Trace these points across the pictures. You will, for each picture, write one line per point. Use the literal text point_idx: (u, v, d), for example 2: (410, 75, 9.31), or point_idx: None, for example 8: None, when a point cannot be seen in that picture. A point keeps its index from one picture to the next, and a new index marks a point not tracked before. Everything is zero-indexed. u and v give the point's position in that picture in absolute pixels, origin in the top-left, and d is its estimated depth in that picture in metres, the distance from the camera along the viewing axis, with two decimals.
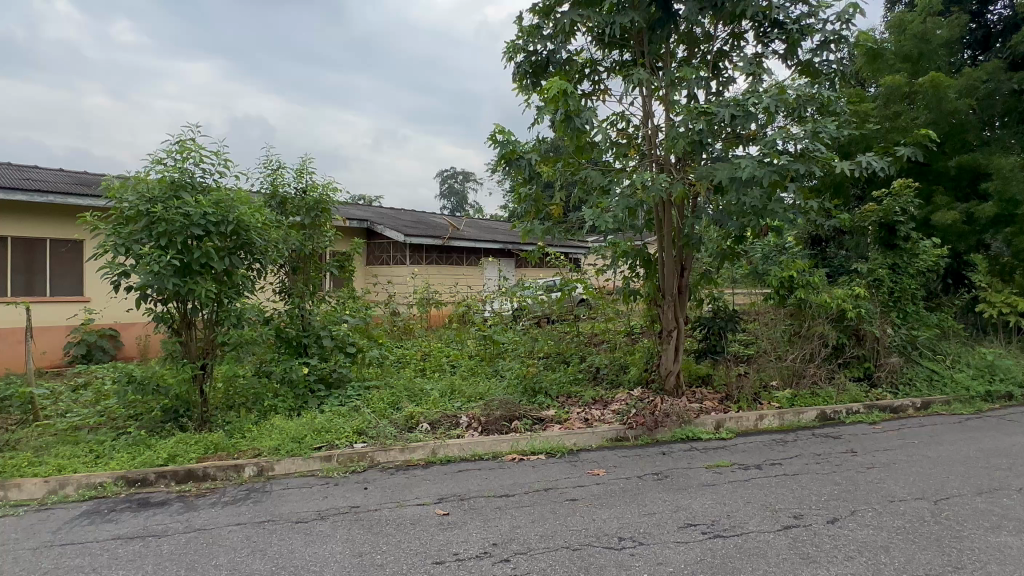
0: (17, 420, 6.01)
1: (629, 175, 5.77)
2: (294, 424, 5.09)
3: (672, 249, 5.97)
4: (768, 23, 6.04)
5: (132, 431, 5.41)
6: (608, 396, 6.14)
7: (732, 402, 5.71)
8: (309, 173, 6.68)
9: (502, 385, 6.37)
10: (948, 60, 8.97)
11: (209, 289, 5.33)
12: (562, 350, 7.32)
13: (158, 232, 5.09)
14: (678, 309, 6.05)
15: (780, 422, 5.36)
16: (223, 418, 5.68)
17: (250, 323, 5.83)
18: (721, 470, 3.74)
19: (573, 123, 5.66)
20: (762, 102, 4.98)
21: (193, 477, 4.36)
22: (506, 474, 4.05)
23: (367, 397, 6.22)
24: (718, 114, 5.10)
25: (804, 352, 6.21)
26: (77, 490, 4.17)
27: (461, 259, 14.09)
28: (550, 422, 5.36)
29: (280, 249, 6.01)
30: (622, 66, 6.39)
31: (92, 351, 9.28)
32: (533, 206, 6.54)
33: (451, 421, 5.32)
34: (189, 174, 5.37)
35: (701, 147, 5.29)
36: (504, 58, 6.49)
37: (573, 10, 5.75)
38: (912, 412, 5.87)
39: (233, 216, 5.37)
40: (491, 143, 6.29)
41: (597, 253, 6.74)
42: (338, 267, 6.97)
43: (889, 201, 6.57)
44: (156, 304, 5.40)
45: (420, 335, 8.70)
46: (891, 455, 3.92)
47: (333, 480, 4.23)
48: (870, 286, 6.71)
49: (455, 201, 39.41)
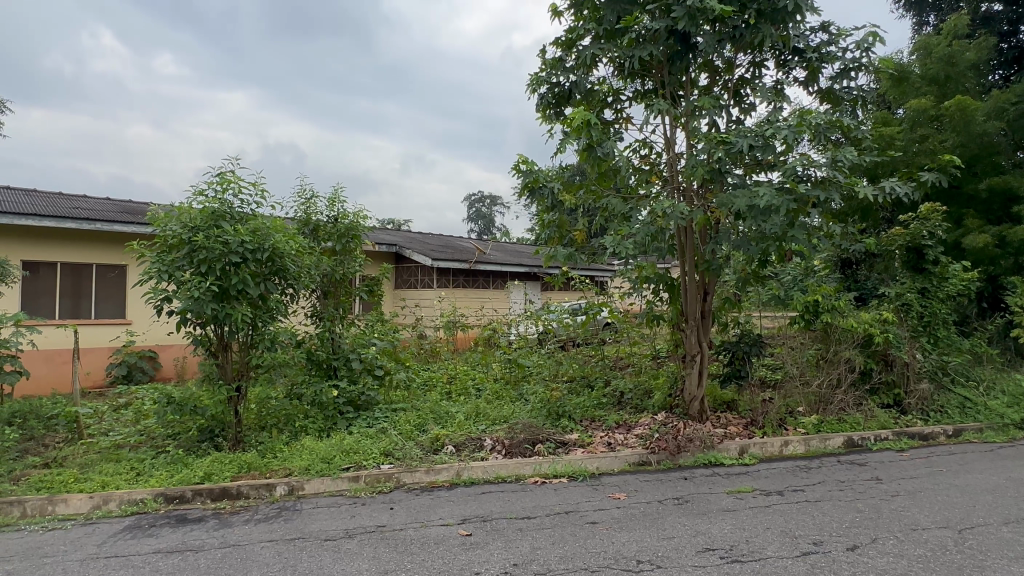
0: (64, 438, 6.32)
1: (651, 202, 5.89)
2: (324, 445, 5.25)
3: (694, 272, 6.06)
4: (788, 50, 6.13)
5: (170, 450, 5.64)
6: (632, 420, 6.16)
7: (757, 428, 5.70)
8: (341, 202, 6.94)
9: (526, 408, 6.44)
10: (977, 82, 8.87)
11: (245, 313, 5.56)
12: (586, 373, 7.41)
13: (199, 260, 5.38)
14: (701, 333, 6.09)
15: (805, 447, 5.29)
16: (256, 438, 5.88)
17: (283, 346, 6.07)
18: (742, 495, 3.74)
19: (595, 152, 5.82)
20: (779, 132, 5.06)
21: (227, 495, 4.53)
22: (528, 496, 4.11)
23: (395, 419, 6.35)
24: (736, 144, 5.18)
25: (831, 377, 6.12)
26: (119, 506, 4.38)
27: (487, 282, 14.33)
28: (573, 445, 5.41)
29: (312, 275, 6.28)
30: (643, 95, 6.53)
31: (132, 372, 9.62)
32: (556, 232, 6.67)
33: (475, 443, 5.41)
34: (228, 205, 5.64)
35: (720, 175, 5.39)
36: (527, 90, 6.67)
37: (594, 44, 5.93)
38: (944, 440, 5.74)
39: (269, 244, 5.62)
40: (513, 172, 6.40)
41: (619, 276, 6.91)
42: (368, 291, 7.19)
43: (916, 226, 6.52)
44: (195, 328, 5.66)
45: (446, 358, 8.86)
46: (917, 483, 3.86)
47: (361, 500, 4.35)
48: (899, 311, 6.59)
49: (483, 224, 39.89)
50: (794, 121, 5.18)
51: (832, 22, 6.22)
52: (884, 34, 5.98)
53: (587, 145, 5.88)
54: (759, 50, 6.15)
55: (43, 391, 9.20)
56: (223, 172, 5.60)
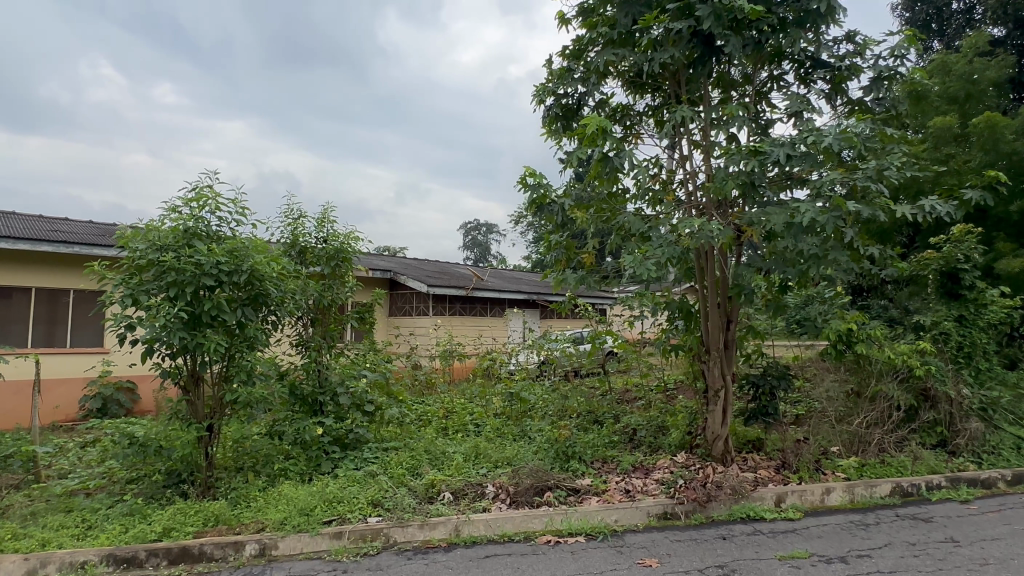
0: (15, 482, 5.67)
1: (670, 220, 5.37)
2: (305, 493, 4.65)
3: (717, 298, 5.53)
4: (811, 59, 5.74)
5: (129, 497, 4.99)
6: (649, 463, 5.52)
7: (791, 472, 5.06)
8: (331, 222, 6.46)
9: (532, 449, 5.81)
10: (998, 100, 8.51)
11: (220, 342, 4.98)
12: (594, 409, 6.93)
13: (168, 282, 4.82)
14: (725, 366, 5.52)
15: (851, 497, 4.64)
16: (228, 485, 5.23)
17: (262, 380, 5.44)
18: (799, 564, 3.15)
19: (610, 164, 5.34)
20: (823, 141, 4.42)
21: (187, 556, 3.91)
22: (541, 562, 3.50)
23: (385, 461, 5.74)
24: (772, 153, 4.55)
25: (870, 416, 5.47)
26: (58, 571, 3.76)
27: (485, 309, 13.82)
28: (586, 493, 4.78)
29: (297, 301, 5.76)
30: (655, 111, 6.21)
31: (107, 405, 8.96)
32: (564, 254, 6.15)
33: (476, 490, 4.81)
34: (204, 223, 5.11)
35: (753, 190, 4.77)
36: (533, 102, 6.18)
37: (607, 50, 5.47)
38: (1004, 488, 5.10)
39: (248, 265, 5.08)
40: (519, 186, 5.81)
41: (622, 304, 6.86)
42: (359, 318, 6.69)
43: (950, 248, 6.05)
44: (163, 359, 5.06)
45: (442, 391, 8.22)
46: (1004, 548, 3.27)
47: (342, 566, 3.72)
48: (937, 340, 6.03)
49: (479, 252, 39.49)
50: (838, 128, 4.52)
51: (858, 32, 5.83)
52: (916, 36, 5.60)
53: (602, 156, 5.40)
54: (780, 61, 5.77)
55: (8, 426, 8.52)
56: (199, 187, 5.09)
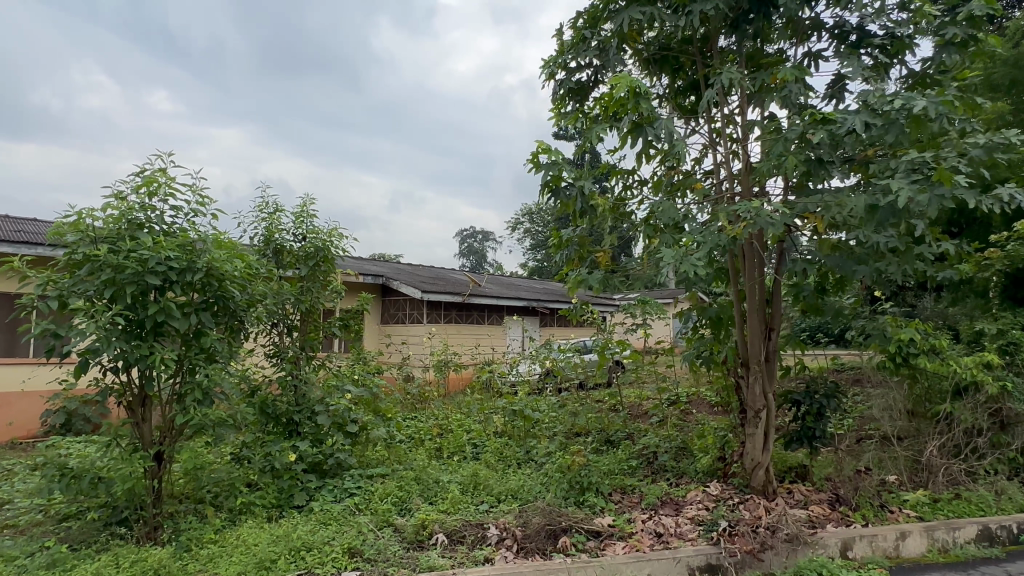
0: None
1: (707, 209, 4.58)
2: (269, 538, 3.84)
3: (757, 299, 4.71)
4: (857, 31, 5.03)
5: (56, 542, 4.13)
6: (678, 495, 4.70)
7: (850, 509, 4.29)
8: (310, 218, 5.64)
9: (540, 479, 4.96)
10: None
11: (171, 355, 4.16)
12: (605, 427, 6.18)
13: (104, 281, 4.00)
14: (767, 382, 4.70)
15: (929, 545, 3.92)
16: (180, 524, 4.40)
17: (224, 399, 4.61)
18: None
19: (643, 133, 4.61)
20: (902, 109, 3.64)
21: None
22: None
23: (369, 491, 4.92)
24: (844, 122, 3.72)
25: (939, 442, 4.69)
26: None
27: (482, 317, 13.03)
28: (608, 537, 3.97)
29: (267, 304, 4.94)
30: (680, 89, 5.48)
31: (72, 420, 7.87)
32: (577, 252, 5.40)
33: (476, 533, 3.99)
34: (154, 211, 4.31)
35: (818, 168, 3.93)
36: (542, 76, 5.42)
37: (630, 9, 4.71)
38: None
39: (203, 261, 4.25)
40: (531, 166, 4.96)
41: (626, 311, 6.01)
42: (343, 326, 5.88)
43: (1017, 245, 5.29)
44: (104, 374, 4.23)
45: (437, 406, 7.39)
46: None
47: None
48: (1005, 351, 5.26)
49: (476, 260, 38.63)
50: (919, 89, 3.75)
51: None
52: None
53: (635, 125, 4.68)
54: (824, 31, 5.04)
55: None
56: (149, 168, 4.29)
